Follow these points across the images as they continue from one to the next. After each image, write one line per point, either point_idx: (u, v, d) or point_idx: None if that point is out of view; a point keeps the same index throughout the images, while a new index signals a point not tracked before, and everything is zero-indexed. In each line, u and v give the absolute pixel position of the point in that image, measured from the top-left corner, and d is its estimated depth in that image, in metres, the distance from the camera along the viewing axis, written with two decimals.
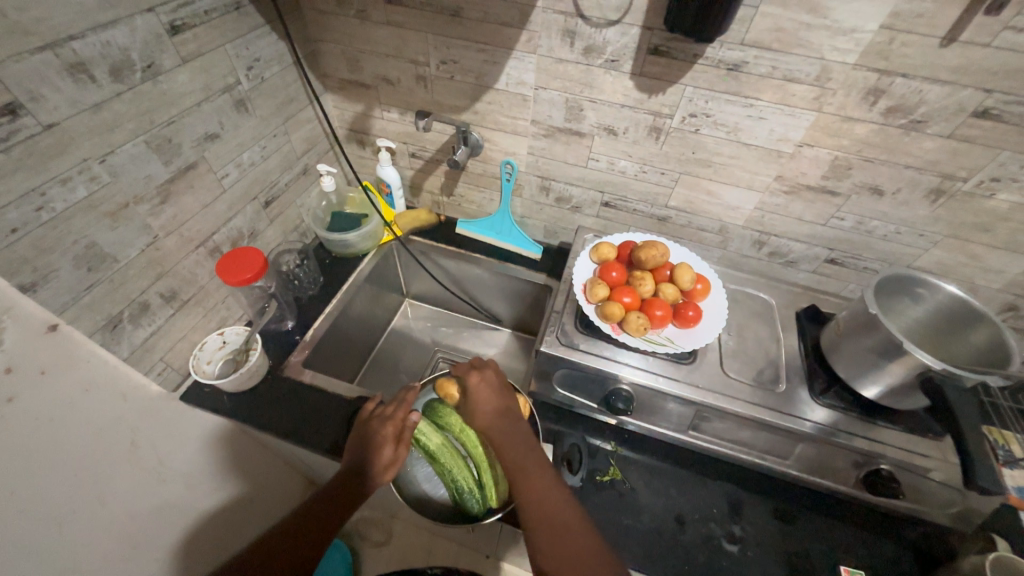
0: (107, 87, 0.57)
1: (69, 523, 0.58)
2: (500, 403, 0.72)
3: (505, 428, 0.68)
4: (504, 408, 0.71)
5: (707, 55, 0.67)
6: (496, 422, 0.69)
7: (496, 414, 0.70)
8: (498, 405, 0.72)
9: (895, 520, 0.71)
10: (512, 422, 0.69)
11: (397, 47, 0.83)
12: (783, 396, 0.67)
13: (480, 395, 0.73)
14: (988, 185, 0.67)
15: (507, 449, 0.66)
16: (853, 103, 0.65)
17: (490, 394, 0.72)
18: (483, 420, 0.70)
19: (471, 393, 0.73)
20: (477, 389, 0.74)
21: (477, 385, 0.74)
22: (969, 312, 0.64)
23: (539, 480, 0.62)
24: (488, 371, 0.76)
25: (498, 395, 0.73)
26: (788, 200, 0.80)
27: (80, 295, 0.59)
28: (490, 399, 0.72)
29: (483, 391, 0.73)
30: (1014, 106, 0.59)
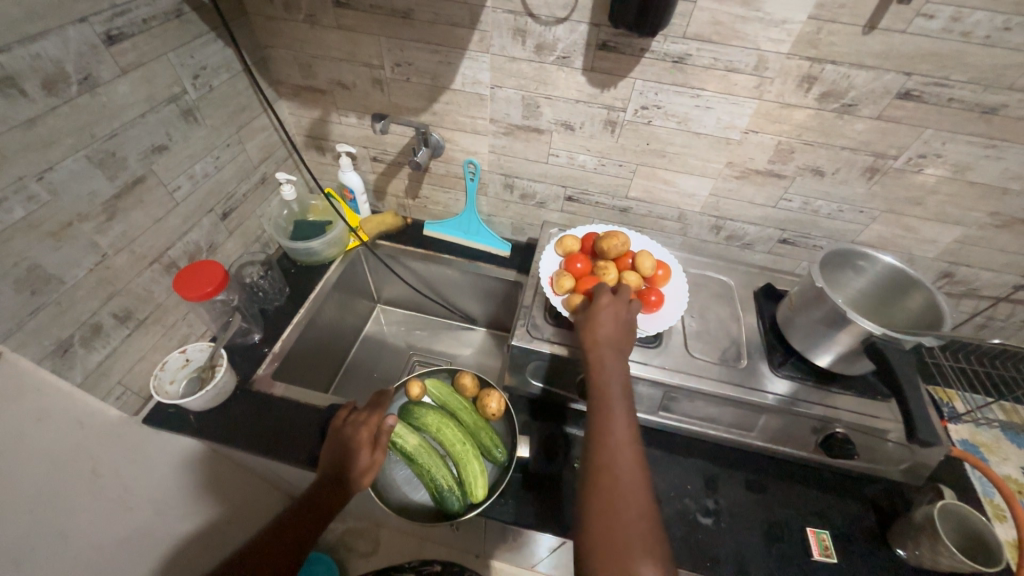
0: (40, 101, 0.54)
1: (27, 561, 0.55)
2: (620, 338, 0.63)
3: (608, 364, 0.61)
4: (621, 346, 0.63)
5: (652, 49, 0.69)
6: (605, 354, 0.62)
7: (613, 353, 0.62)
8: (617, 334, 0.63)
9: (857, 481, 0.76)
10: (621, 364, 0.61)
11: (351, 51, 0.82)
12: (745, 371, 0.71)
13: (601, 320, 0.64)
14: (916, 161, 0.72)
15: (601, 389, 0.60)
16: (790, 90, 0.69)
17: (615, 324, 0.64)
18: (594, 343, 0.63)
19: (596, 316, 0.65)
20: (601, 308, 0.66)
21: (604, 306, 0.65)
22: (905, 279, 0.69)
23: (617, 429, 0.56)
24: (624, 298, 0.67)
25: (624, 328, 0.64)
26: (740, 184, 0.83)
27: (24, 320, 0.56)
28: (613, 329, 0.64)
29: (608, 314, 0.65)
30: (931, 87, 0.63)
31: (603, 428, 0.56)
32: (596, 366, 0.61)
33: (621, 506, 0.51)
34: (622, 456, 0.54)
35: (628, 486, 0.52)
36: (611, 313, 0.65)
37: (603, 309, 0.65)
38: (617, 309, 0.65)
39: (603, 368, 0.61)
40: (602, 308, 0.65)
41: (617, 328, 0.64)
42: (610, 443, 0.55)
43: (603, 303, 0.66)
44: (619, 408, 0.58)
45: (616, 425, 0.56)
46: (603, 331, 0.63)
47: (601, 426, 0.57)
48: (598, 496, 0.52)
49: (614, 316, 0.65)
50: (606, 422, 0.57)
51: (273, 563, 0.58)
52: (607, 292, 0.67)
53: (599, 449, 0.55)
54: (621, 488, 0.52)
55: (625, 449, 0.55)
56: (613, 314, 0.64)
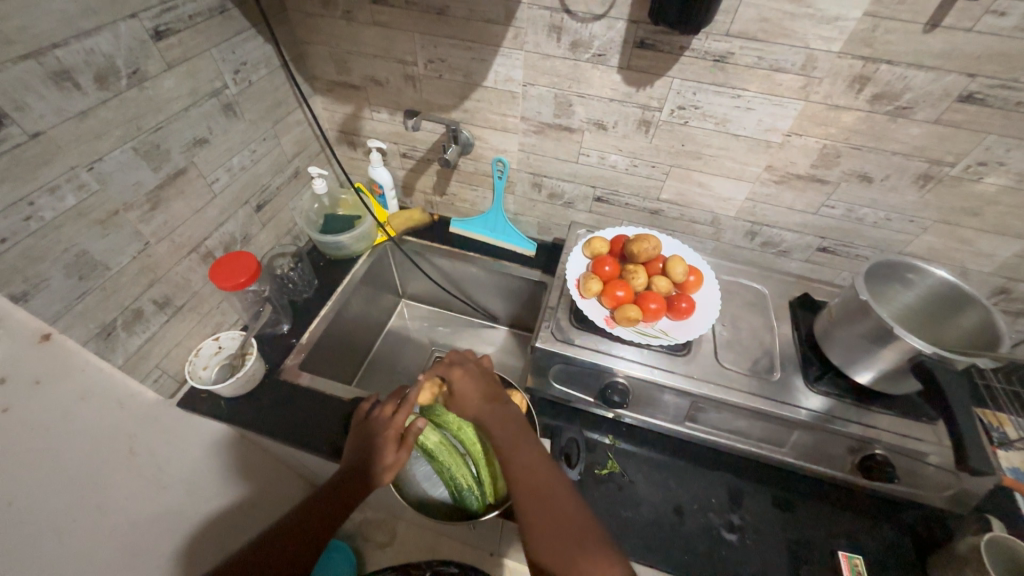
0: (92, 94, 0.57)
1: (69, 533, 0.58)
2: (485, 392, 0.69)
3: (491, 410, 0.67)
4: (493, 398, 0.68)
5: (693, 47, 0.67)
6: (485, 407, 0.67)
7: (484, 403, 0.67)
8: (483, 393, 0.69)
9: (895, 505, 0.72)
10: (503, 412, 0.66)
11: (385, 48, 0.83)
12: (778, 384, 0.68)
13: (465, 392, 0.69)
14: (975, 169, 0.67)
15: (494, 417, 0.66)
16: (839, 91, 0.65)
17: (477, 387, 0.70)
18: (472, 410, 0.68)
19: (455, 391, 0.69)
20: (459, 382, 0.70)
21: (462, 381, 0.70)
22: (958, 295, 0.65)
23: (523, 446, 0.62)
24: (470, 364, 0.72)
25: (484, 385, 0.70)
26: (779, 189, 0.80)
27: (72, 304, 0.59)
28: (478, 395, 0.69)
29: (467, 386, 0.70)
30: (998, 89, 0.59)
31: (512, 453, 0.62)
32: (482, 419, 0.67)
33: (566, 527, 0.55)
34: (538, 472, 0.59)
35: (550, 490, 0.58)
36: (468, 380, 0.71)
37: (457, 380, 0.70)
38: (470, 375, 0.71)
39: (487, 418, 0.66)
40: (456, 385, 0.70)
41: (482, 388, 0.69)
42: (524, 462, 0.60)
43: (453, 379, 0.70)
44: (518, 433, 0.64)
45: (519, 448, 0.62)
46: (470, 401, 0.69)
47: (507, 459, 0.61)
48: (537, 527, 0.55)
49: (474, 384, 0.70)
50: (514, 451, 0.62)
51: (291, 554, 0.59)
52: (456, 367, 0.71)
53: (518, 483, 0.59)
54: (552, 505, 0.57)
55: (536, 462, 0.61)
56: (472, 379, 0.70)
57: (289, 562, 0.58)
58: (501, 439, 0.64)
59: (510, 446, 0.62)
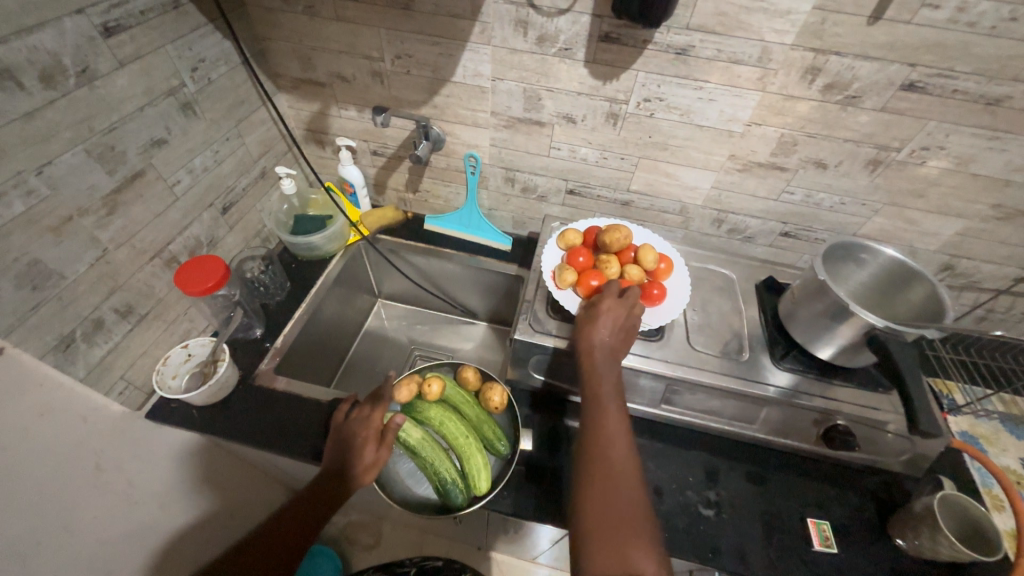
0: (38, 94, 0.54)
1: (33, 556, 0.55)
2: (616, 343, 0.64)
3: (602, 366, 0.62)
4: (616, 350, 0.64)
5: (655, 40, 0.69)
6: (600, 360, 0.62)
7: (607, 356, 0.63)
8: (615, 339, 0.64)
9: (858, 473, 0.76)
10: (615, 373, 0.62)
11: (350, 43, 0.81)
12: (746, 363, 0.71)
13: (599, 324, 0.65)
14: (919, 153, 0.71)
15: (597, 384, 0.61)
16: (794, 82, 0.68)
17: (618, 326, 0.65)
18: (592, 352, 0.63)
19: (595, 324, 0.65)
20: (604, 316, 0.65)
21: (604, 312, 0.65)
22: (907, 272, 0.69)
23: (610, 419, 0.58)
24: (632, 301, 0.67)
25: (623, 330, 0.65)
26: (742, 177, 0.83)
27: (25, 315, 0.56)
28: (613, 333, 0.64)
29: (607, 321, 0.65)
30: (935, 78, 0.63)
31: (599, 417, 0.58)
32: (592, 369, 0.62)
33: (619, 513, 0.51)
34: (615, 449, 0.56)
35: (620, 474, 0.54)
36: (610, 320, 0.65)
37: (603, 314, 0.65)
38: (616, 313, 0.65)
39: (597, 371, 0.62)
40: (603, 310, 0.66)
41: (617, 335, 0.64)
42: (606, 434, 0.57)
43: (601, 309, 0.66)
44: (612, 405, 0.60)
45: (609, 423, 0.58)
46: (602, 336, 0.64)
47: (593, 425, 0.58)
48: (594, 506, 0.52)
49: (614, 322, 0.65)
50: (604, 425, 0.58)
51: (269, 567, 0.58)
52: (611, 296, 0.67)
53: (592, 458, 0.56)
54: (617, 492, 0.53)
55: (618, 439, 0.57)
56: (615, 321, 0.65)
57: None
58: (596, 407, 0.60)
59: (601, 416, 0.59)
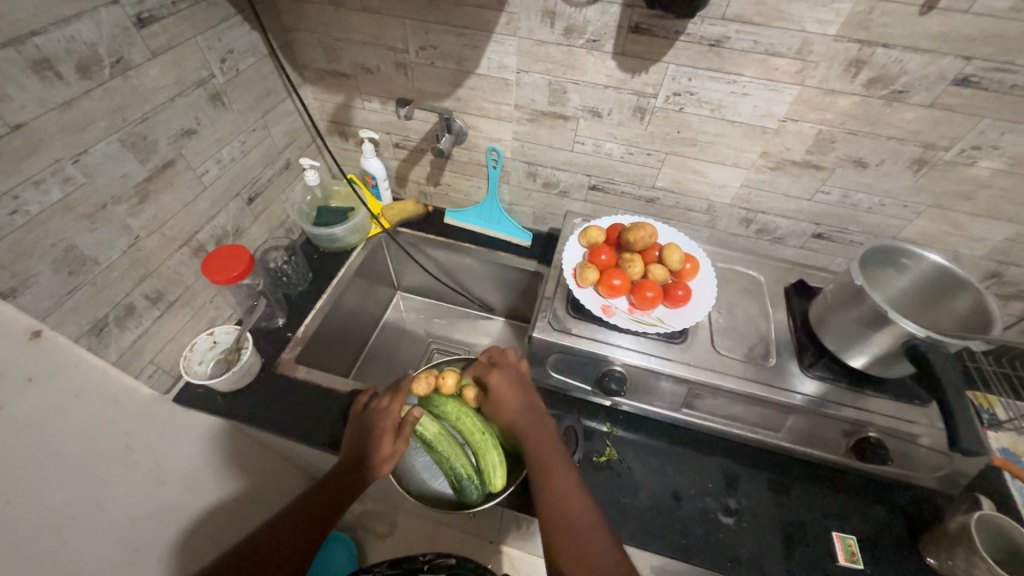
0: (75, 84, 0.55)
1: (69, 530, 0.57)
2: (522, 398, 0.71)
3: (525, 414, 0.69)
4: (530, 405, 0.71)
5: (688, 31, 0.66)
6: (523, 418, 0.69)
7: (521, 410, 0.69)
8: (521, 398, 0.71)
9: (887, 486, 0.73)
10: (540, 417, 0.69)
11: (375, 35, 0.81)
12: (773, 369, 0.69)
13: (503, 398, 0.71)
14: (969, 153, 0.67)
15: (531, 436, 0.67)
16: (835, 75, 0.65)
17: (514, 390, 0.72)
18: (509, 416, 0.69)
19: (493, 396, 0.71)
20: (497, 386, 0.72)
21: (497, 385, 0.72)
22: (951, 279, 0.65)
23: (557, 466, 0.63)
24: (509, 369, 0.74)
25: (521, 389, 0.72)
26: (774, 175, 0.80)
27: (62, 299, 0.58)
28: (518, 395, 0.71)
29: (504, 391, 0.71)
30: (992, 72, 0.59)
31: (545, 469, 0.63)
32: (517, 423, 0.68)
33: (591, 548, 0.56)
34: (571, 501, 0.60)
35: (580, 513, 0.59)
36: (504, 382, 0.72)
37: (495, 383, 0.72)
38: (507, 383, 0.72)
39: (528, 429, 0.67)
40: (495, 385, 0.72)
41: (521, 395, 0.71)
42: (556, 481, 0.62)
43: (491, 382, 0.72)
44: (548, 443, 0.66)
45: (548, 452, 0.65)
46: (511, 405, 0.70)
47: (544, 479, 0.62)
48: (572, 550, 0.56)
49: (511, 386, 0.72)
50: (547, 464, 0.64)
51: (288, 550, 0.59)
52: (492, 370, 0.73)
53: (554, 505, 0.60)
54: (581, 530, 0.58)
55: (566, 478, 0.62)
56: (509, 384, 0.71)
57: (285, 557, 0.58)
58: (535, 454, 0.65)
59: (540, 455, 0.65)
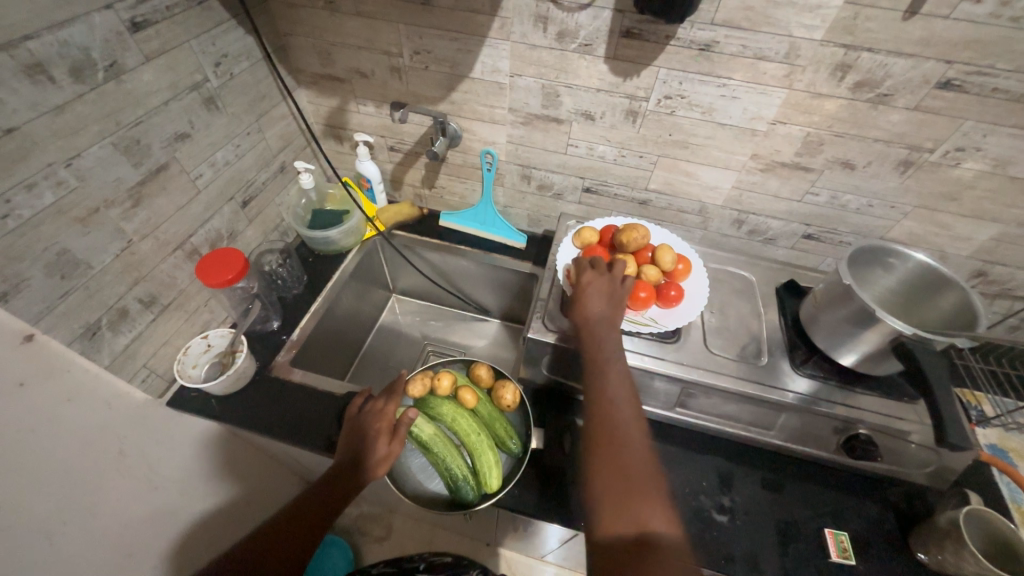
0: (68, 87, 0.55)
1: (60, 535, 0.57)
2: (610, 307, 0.64)
3: (604, 332, 0.62)
4: (612, 315, 0.63)
5: (678, 36, 0.67)
6: (598, 325, 0.62)
7: (601, 319, 0.62)
8: (607, 305, 0.64)
9: (877, 483, 0.74)
10: (616, 340, 0.61)
11: (369, 39, 0.82)
12: (765, 368, 0.69)
13: (590, 296, 0.64)
14: (953, 154, 0.69)
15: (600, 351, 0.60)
16: (822, 79, 0.66)
17: (606, 297, 0.65)
18: (588, 319, 0.63)
19: (583, 295, 0.65)
20: (589, 287, 0.65)
21: (590, 282, 0.66)
22: (937, 278, 0.67)
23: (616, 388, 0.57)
24: (605, 277, 0.66)
25: (608, 302, 0.64)
26: (765, 177, 0.81)
27: (55, 304, 0.58)
28: (604, 303, 0.64)
29: (595, 291, 0.65)
30: (974, 76, 0.60)
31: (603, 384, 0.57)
32: (590, 333, 0.62)
33: (631, 484, 0.49)
34: (622, 422, 0.54)
35: (631, 447, 0.52)
36: (596, 284, 0.66)
37: (589, 283, 0.66)
38: (598, 286, 0.65)
39: (598, 342, 0.61)
40: (587, 283, 0.66)
41: (609, 302, 0.64)
42: (610, 398, 0.56)
43: (585, 280, 0.66)
44: (615, 368, 0.58)
45: (611, 371, 0.58)
46: (595, 306, 0.63)
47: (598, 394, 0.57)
48: (608, 470, 0.51)
49: (601, 290, 0.65)
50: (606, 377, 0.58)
51: (280, 557, 0.58)
52: (589, 270, 0.67)
53: (602, 421, 0.54)
54: (626, 459, 0.51)
55: (623, 402, 0.56)
56: (602, 290, 0.65)
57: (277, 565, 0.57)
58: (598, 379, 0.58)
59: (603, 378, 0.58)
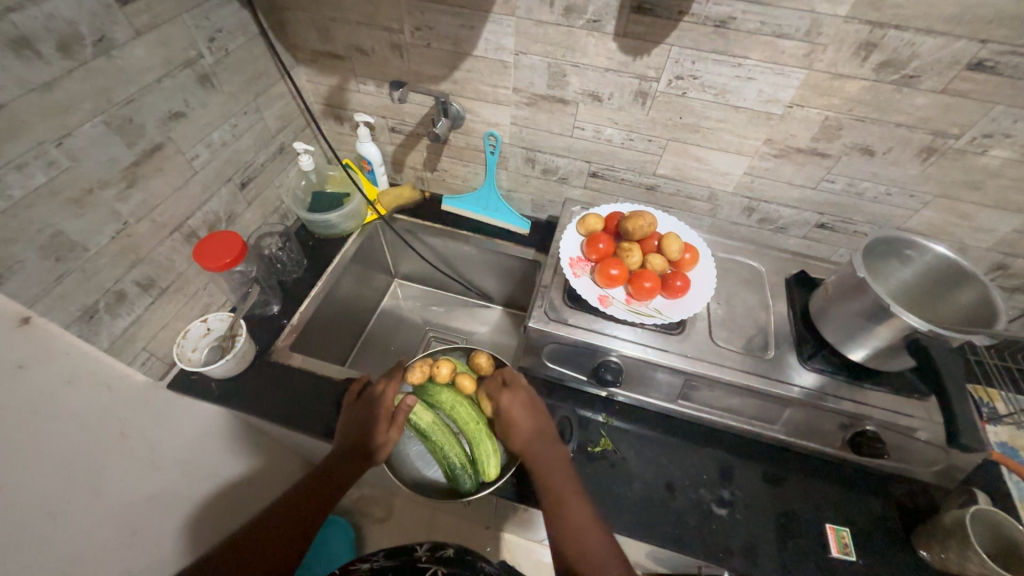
0: (56, 63, 0.53)
1: (63, 515, 0.57)
2: (535, 421, 0.69)
3: (542, 448, 0.66)
4: (543, 431, 0.68)
5: (692, 12, 0.63)
6: (535, 445, 0.66)
7: (534, 435, 0.67)
8: (534, 423, 0.69)
9: (883, 480, 0.73)
10: (554, 451, 0.66)
11: (369, 14, 0.78)
12: (771, 362, 0.68)
13: (514, 418, 0.69)
14: (980, 141, 0.65)
15: (546, 469, 0.64)
16: (845, 58, 0.62)
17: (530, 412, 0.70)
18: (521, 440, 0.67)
19: (505, 417, 0.69)
20: (508, 405, 0.70)
21: (510, 404, 0.70)
22: (955, 271, 0.64)
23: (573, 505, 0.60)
24: (520, 390, 0.72)
25: (533, 413, 0.70)
26: (778, 163, 0.78)
27: (51, 286, 0.58)
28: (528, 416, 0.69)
29: (517, 414, 0.69)
30: (1009, 57, 0.57)
31: (559, 502, 0.61)
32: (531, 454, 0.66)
33: None
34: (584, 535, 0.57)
35: (597, 558, 0.54)
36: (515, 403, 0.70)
37: (507, 404, 0.70)
38: (518, 404, 0.70)
39: (540, 460, 0.65)
40: (506, 409, 0.70)
41: (533, 416, 0.69)
42: (568, 515, 0.59)
43: (502, 402, 0.70)
44: (566, 484, 0.63)
45: (562, 487, 0.62)
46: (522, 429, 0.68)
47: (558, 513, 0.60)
48: None
49: (522, 407, 0.70)
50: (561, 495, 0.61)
51: (279, 543, 0.57)
52: (503, 391, 0.71)
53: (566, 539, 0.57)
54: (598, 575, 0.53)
55: (580, 515, 0.59)
56: (522, 405, 0.69)
57: (276, 550, 0.56)
58: (547, 485, 0.62)
59: (552, 486, 0.62)
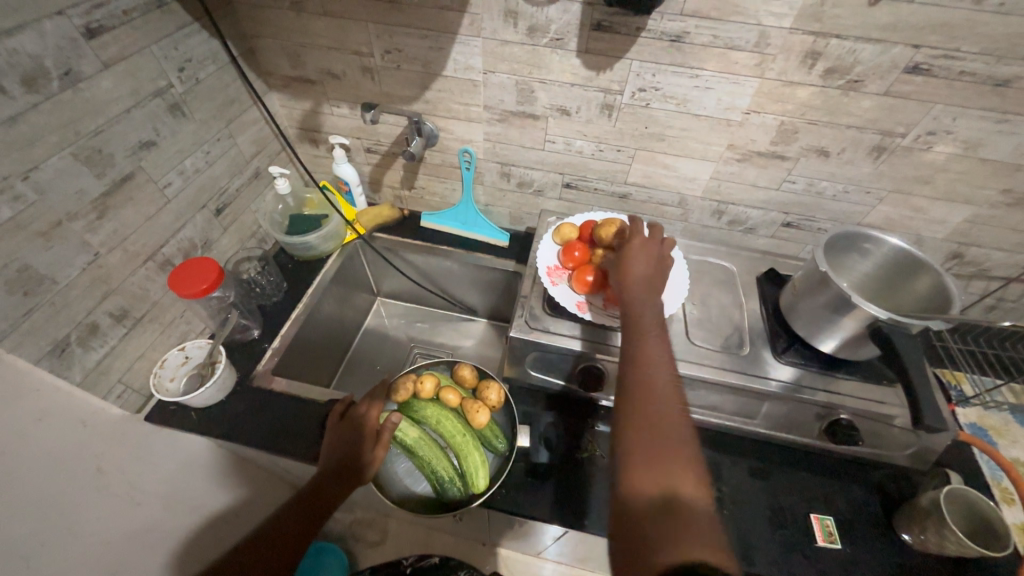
0: (21, 98, 0.53)
1: (37, 559, 0.55)
2: (653, 273, 0.61)
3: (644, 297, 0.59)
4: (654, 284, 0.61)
5: (649, 28, 0.67)
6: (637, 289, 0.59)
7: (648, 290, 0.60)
8: (652, 273, 0.61)
9: (862, 466, 0.75)
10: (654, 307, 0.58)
11: (338, 39, 0.80)
12: (747, 358, 0.70)
13: (633, 258, 0.62)
14: (925, 138, 0.69)
15: (637, 320, 0.56)
16: (793, 67, 0.66)
17: (650, 264, 0.62)
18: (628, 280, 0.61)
19: (627, 256, 0.63)
20: (635, 248, 0.63)
21: (636, 248, 0.63)
22: (911, 261, 0.67)
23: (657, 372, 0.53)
24: (652, 243, 0.64)
25: (655, 268, 0.62)
26: (742, 167, 0.81)
27: (18, 322, 0.57)
28: (647, 266, 0.61)
29: (640, 253, 0.63)
30: (941, 60, 0.61)
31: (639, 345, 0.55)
32: (629, 296, 0.59)
33: (657, 417, 0.49)
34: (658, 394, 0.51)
35: (666, 409, 0.50)
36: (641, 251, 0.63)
37: (636, 248, 0.63)
38: (643, 252, 0.63)
39: (636, 307, 0.57)
40: (633, 246, 0.63)
41: (655, 267, 0.62)
42: (646, 350, 0.54)
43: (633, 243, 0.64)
44: (654, 342, 0.55)
45: (652, 351, 0.54)
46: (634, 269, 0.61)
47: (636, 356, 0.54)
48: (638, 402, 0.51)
49: (647, 257, 0.62)
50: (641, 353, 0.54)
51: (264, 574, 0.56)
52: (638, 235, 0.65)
53: (638, 394, 0.51)
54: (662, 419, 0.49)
55: (664, 378, 0.52)
56: (647, 254, 0.62)
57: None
58: (636, 336, 0.56)
59: (637, 325, 0.56)
